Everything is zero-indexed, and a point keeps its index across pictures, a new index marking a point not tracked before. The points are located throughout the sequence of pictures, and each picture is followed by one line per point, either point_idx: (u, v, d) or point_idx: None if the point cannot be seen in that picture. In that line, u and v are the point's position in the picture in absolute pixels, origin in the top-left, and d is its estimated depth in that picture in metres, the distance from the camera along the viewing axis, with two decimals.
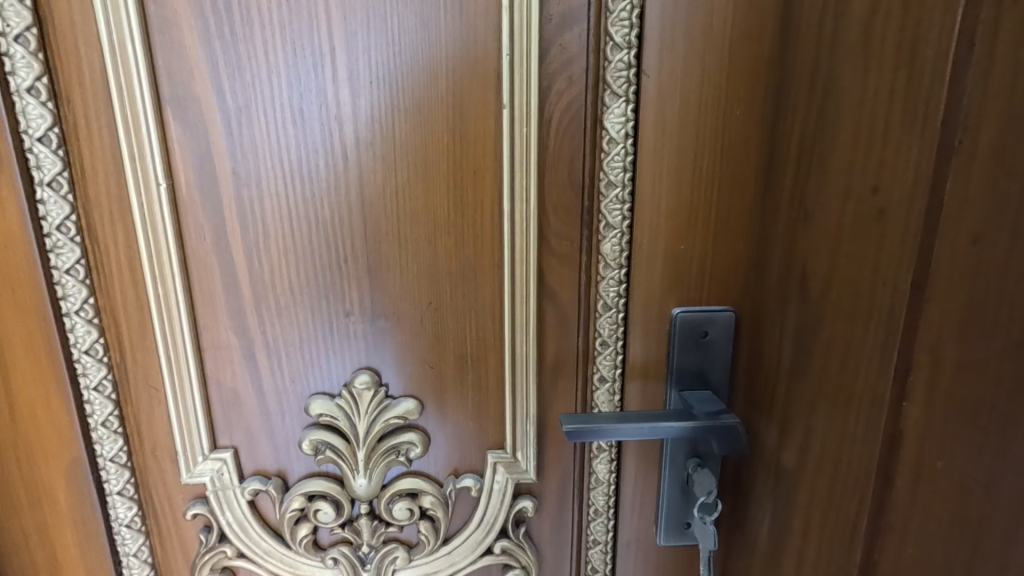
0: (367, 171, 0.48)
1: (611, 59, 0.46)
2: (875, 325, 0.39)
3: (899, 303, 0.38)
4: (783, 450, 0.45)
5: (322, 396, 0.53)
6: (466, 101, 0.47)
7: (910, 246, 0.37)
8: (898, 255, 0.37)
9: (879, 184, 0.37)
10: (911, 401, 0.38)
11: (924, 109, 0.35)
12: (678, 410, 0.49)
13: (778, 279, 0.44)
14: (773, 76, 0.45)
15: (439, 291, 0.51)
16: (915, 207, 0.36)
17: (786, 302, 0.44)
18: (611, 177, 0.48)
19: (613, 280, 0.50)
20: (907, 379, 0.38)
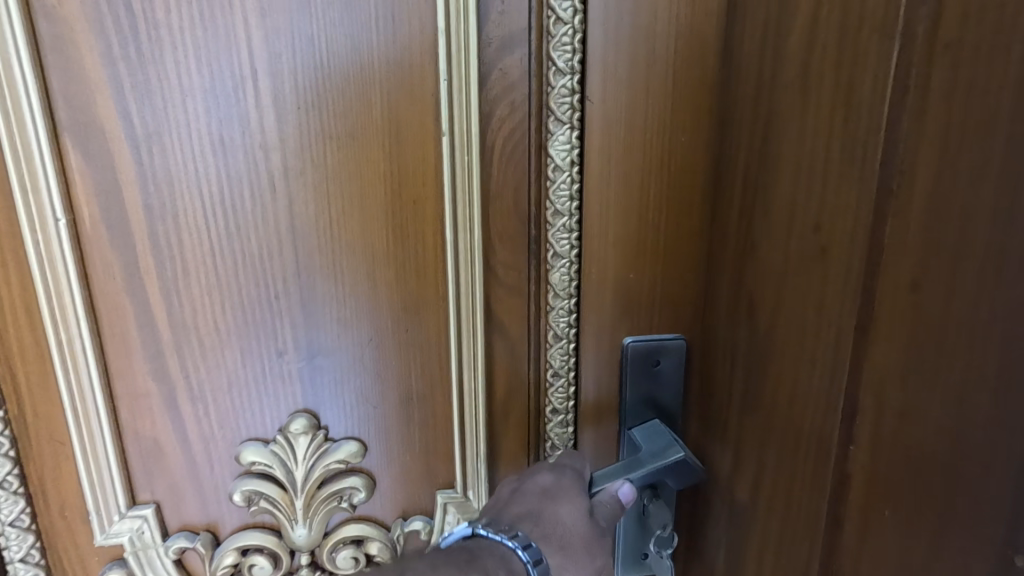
0: (297, 203, 0.44)
1: (554, 84, 0.44)
2: (821, 373, 0.35)
3: (843, 345, 0.34)
4: (737, 485, 0.44)
5: (255, 442, 0.49)
6: (403, 128, 0.44)
7: (853, 283, 0.33)
8: (842, 300, 0.33)
9: (821, 222, 0.35)
10: (858, 455, 0.33)
11: (863, 141, 0.31)
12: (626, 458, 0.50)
13: (725, 310, 0.45)
14: (716, 103, 0.45)
15: (381, 327, 0.48)
16: (856, 247, 0.32)
17: (736, 329, 0.44)
18: (558, 206, 0.47)
19: (563, 310, 0.49)
20: (853, 435, 0.33)
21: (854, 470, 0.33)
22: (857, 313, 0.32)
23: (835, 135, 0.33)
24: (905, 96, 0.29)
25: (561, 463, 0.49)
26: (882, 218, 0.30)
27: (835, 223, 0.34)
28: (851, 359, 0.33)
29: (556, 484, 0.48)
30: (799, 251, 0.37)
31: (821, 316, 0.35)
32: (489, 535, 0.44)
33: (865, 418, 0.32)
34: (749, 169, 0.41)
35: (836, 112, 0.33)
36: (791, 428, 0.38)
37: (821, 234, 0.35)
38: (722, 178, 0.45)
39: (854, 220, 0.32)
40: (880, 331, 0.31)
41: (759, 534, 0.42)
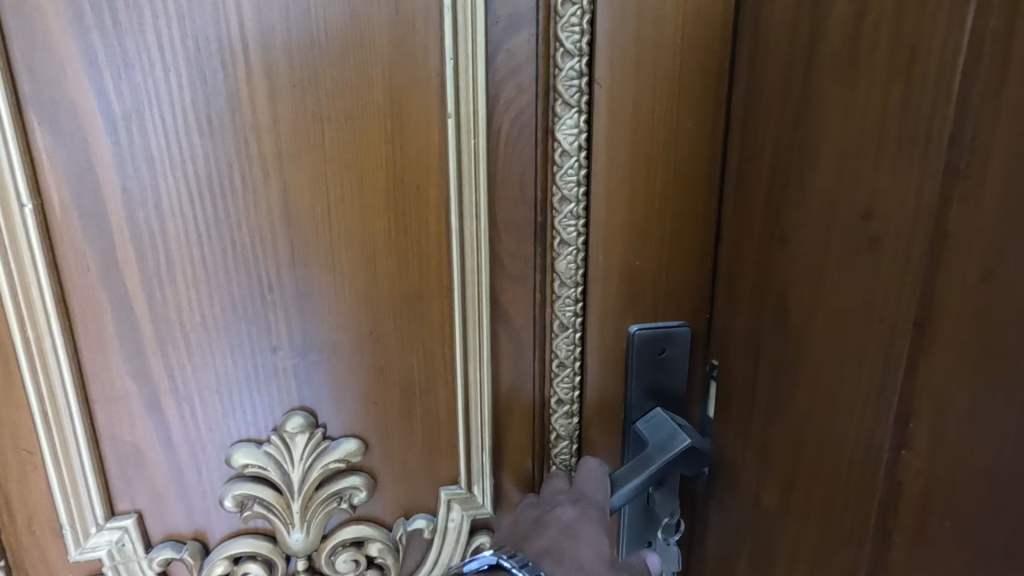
0: (292, 188, 0.42)
1: (562, 66, 0.43)
2: (870, 378, 0.32)
3: (898, 344, 0.31)
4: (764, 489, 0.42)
5: (248, 443, 0.46)
6: (404, 109, 0.42)
7: (913, 279, 0.30)
8: (900, 290, 0.30)
9: (873, 208, 0.32)
10: (912, 462, 0.31)
11: (928, 116, 0.28)
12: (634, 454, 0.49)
13: (745, 301, 0.44)
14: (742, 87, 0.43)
15: (382, 320, 0.46)
16: (917, 239, 0.29)
17: (761, 314, 0.42)
18: (565, 192, 0.46)
19: (569, 298, 0.48)
20: (907, 438, 0.31)
21: (908, 477, 0.31)
22: (917, 303, 0.30)
23: (893, 109, 0.30)
24: (981, 66, 0.26)
25: (581, 492, 0.48)
26: (950, 203, 0.28)
27: (889, 208, 0.31)
28: (906, 357, 0.30)
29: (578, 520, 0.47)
30: (842, 237, 0.34)
31: (869, 309, 0.32)
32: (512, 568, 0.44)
33: (923, 417, 0.30)
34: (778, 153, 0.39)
35: (896, 82, 0.30)
36: (834, 430, 0.35)
37: (871, 222, 0.32)
38: (746, 162, 0.43)
39: (916, 204, 0.29)
40: (944, 324, 0.28)
41: (766, 525, 0.41)
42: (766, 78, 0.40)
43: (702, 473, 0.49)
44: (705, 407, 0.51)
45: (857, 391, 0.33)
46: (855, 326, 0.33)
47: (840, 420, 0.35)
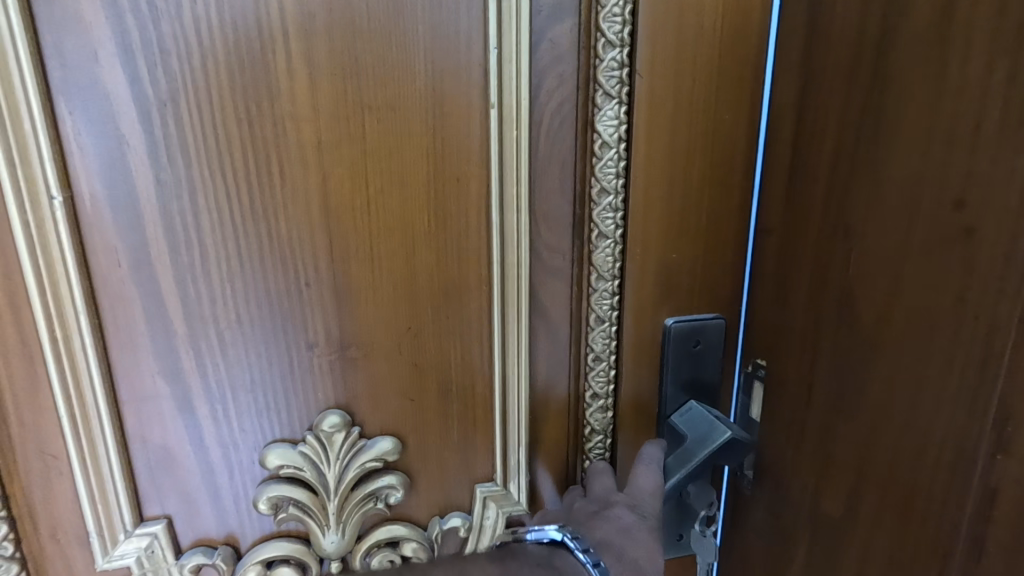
0: (332, 179, 0.40)
1: (603, 57, 0.42)
2: (963, 371, 0.33)
3: (997, 339, 0.31)
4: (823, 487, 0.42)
5: (282, 444, 0.45)
6: (446, 99, 0.41)
7: (1015, 273, 0.30)
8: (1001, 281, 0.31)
9: (966, 197, 0.32)
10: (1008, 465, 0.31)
11: None
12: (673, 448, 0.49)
13: (793, 294, 0.44)
14: (796, 86, 0.43)
15: (420, 315, 0.45)
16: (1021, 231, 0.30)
17: (821, 312, 0.42)
18: (604, 184, 0.45)
19: (607, 292, 0.48)
20: (1006, 443, 0.31)
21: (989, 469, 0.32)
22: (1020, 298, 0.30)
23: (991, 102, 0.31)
24: None
25: (637, 495, 0.46)
26: None
27: (985, 201, 0.31)
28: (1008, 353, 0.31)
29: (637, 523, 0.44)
30: (929, 231, 0.34)
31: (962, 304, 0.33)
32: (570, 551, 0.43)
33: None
34: (845, 147, 0.39)
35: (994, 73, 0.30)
36: (914, 423, 0.35)
37: (963, 212, 0.32)
38: (802, 158, 0.42)
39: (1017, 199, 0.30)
40: None
41: (832, 524, 0.42)
42: (829, 72, 0.40)
43: (747, 474, 0.50)
44: (749, 405, 0.50)
45: (940, 385, 0.34)
46: (943, 320, 0.34)
47: (927, 417, 0.35)
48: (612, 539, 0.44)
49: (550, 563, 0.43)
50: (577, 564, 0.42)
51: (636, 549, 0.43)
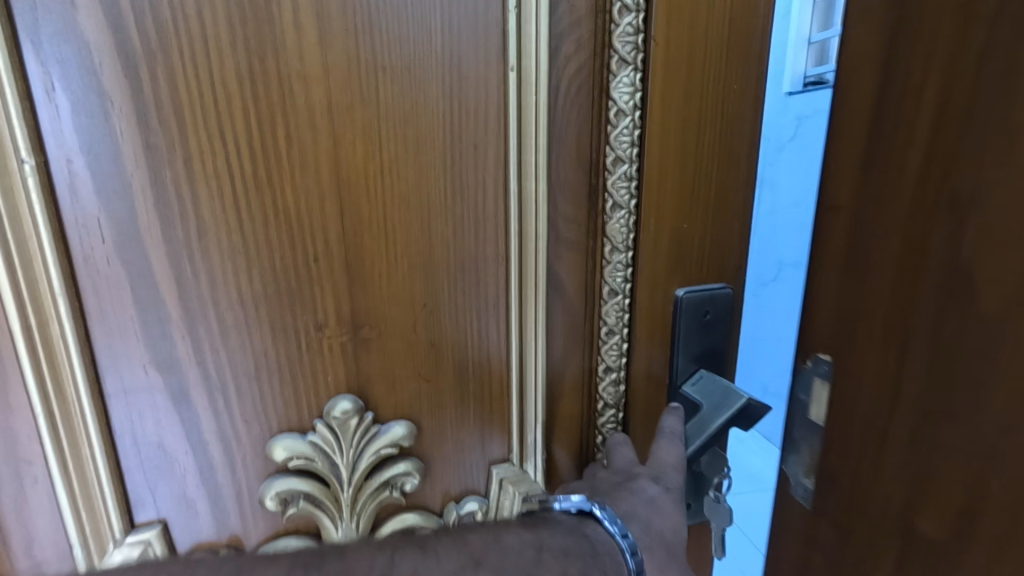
0: (343, 144, 0.38)
1: (619, 22, 0.41)
2: None
3: None
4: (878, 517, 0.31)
5: (291, 434, 0.41)
6: (464, 61, 0.39)
7: None
8: None
9: None
10: None
11: None
12: (689, 415, 0.49)
13: None
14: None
15: (437, 291, 0.43)
16: None
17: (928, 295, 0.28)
18: (619, 153, 0.44)
19: (621, 263, 0.47)
20: None
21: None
22: None
23: None
24: None
25: (661, 466, 0.46)
26: None
27: None
28: None
29: (661, 497, 0.44)
30: None
31: None
32: (601, 521, 0.42)
33: None
34: (953, 85, 0.25)
35: None
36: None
37: None
38: (888, 104, 0.28)
39: None
40: None
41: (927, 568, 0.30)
42: None
43: (803, 484, 0.36)
44: (808, 407, 0.35)
45: None
46: None
47: None
48: (637, 510, 0.44)
49: (580, 535, 0.41)
50: (606, 536, 0.41)
51: (661, 520, 0.44)
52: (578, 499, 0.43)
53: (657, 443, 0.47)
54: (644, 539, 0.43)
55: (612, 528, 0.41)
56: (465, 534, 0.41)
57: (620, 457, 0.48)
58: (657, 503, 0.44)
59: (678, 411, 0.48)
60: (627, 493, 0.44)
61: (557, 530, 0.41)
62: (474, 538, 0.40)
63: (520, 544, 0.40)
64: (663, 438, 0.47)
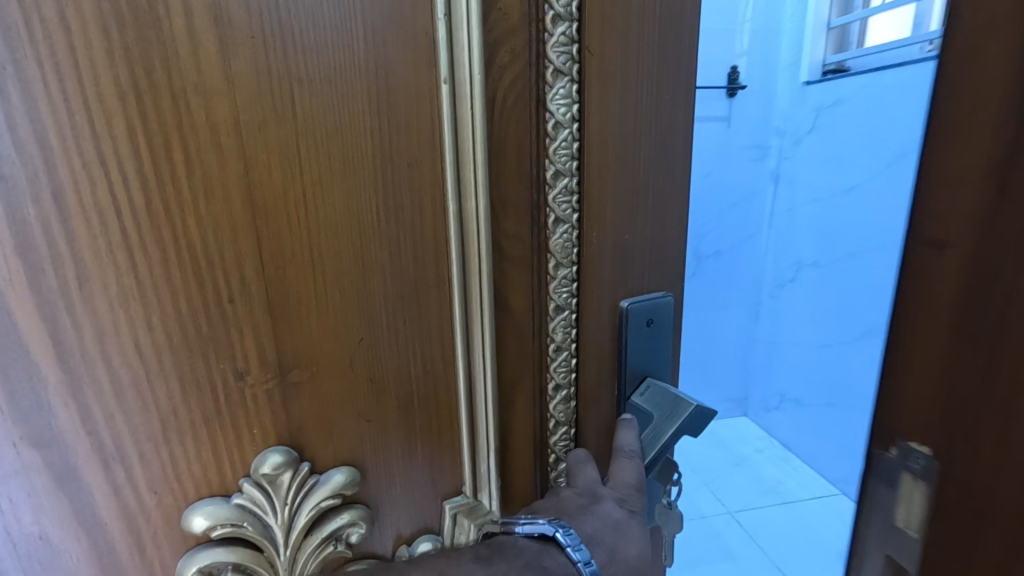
0: (257, 167, 0.33)
1: (553, 31, 0.40)
2: None
3: None
4: None
5: (212, 499, 0.36)
6: (392, 72, 0.36)
7: None
8: None
9: None
10: None
11: None
12: (643, 424, 0.50)
13: None
14: None
15: (375, 322, 0.39)
16: None
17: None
18: (559, 166, 0.42)
19: (565, 279, 0.45)
20: None
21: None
22: None
23: None
24: None
25: (625, 487, 0.46)
26: None
27: None
28: None
29: (625, 519, 0.45)
30: None
31: None
32: (564, 547, 0.41)
33: None
34: None
35: None
36: None
37: None
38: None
39: None
40: None
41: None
42: None
43: None
44: (891, 506, 0.29)
45: None
46: None
47: None
48: (602, 534, 0.43)
49: (541, 564, 0.40)
50: (567, 563, 0.40)
51: (624, 542, 0.44)
52: (545, 522, 0.42)
53: (614, 460, 0.47)
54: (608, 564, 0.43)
55: (575, 556, 0.40)
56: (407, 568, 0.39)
57: (583, 475, 0.47)
58: (621, 527, 0.44)
59: (632, 424, 0.49)
60: (588, 515, 0.44)
61: (513, 564, 0.39)
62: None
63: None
64: (621, 457, 0.47)
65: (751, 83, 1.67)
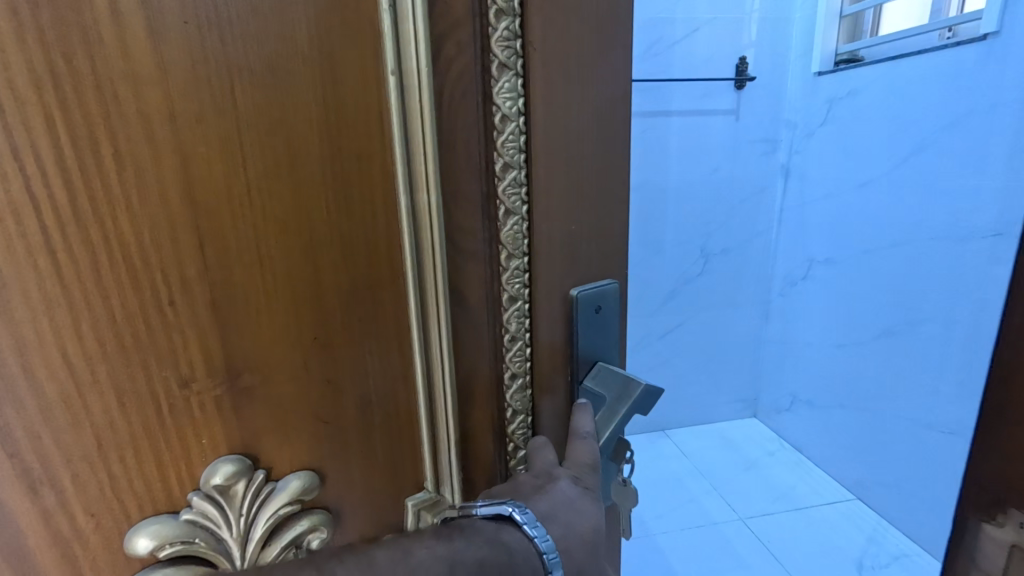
0: (196, 160, 0.31)
1: (496, 26, 0.40)
2: None
3: None
4: None
5: (159, 516, 0.34)
6: (338, 64, 0.35)
7: None
8: None
9: None
10: None
11: None
12: (597, 407, 0.52)
13: None
14: None
15: (329, 321, 0.38)
16: None
17: None
18: (507, 158, 0.43)
19: (518, 270, 0.46)
20: None
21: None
22: None
23: None
24: None
25: (579, 468, 0.48)
26: None
27: None
28: None
29: (579, 497, 0.47)
30: None
31: None
32: (520, 525, 0.41)
33: None
34: None
35: None
36: None
37: None
38: None
39: None
40: None
41: None
42: None
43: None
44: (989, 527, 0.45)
45: None
46: None
47: None
48: (557, 511, 0.45)
49: (499, 540, 0.40)
50: (524, 539, 0.41)
51: (578, 519, 0.46)
52: (502, 503, 0.42)
53: (571, 443, 0.50)
54: (564, 538, 0.44)
55: (531, 531, 0.41)
56: (371, 549, 0.38)
57: (540, 459, 0.48)
58: (575, 505, 0.46)
59: (586, 408, 0.51)
60: (546, 497, 0.45)
61: (472, 539, 0.39)
62: (381, 556, 0.37)
63: (432, 561, 0.37)
64: (576, 439, 0.49)
65: (760, 75, 1.82)
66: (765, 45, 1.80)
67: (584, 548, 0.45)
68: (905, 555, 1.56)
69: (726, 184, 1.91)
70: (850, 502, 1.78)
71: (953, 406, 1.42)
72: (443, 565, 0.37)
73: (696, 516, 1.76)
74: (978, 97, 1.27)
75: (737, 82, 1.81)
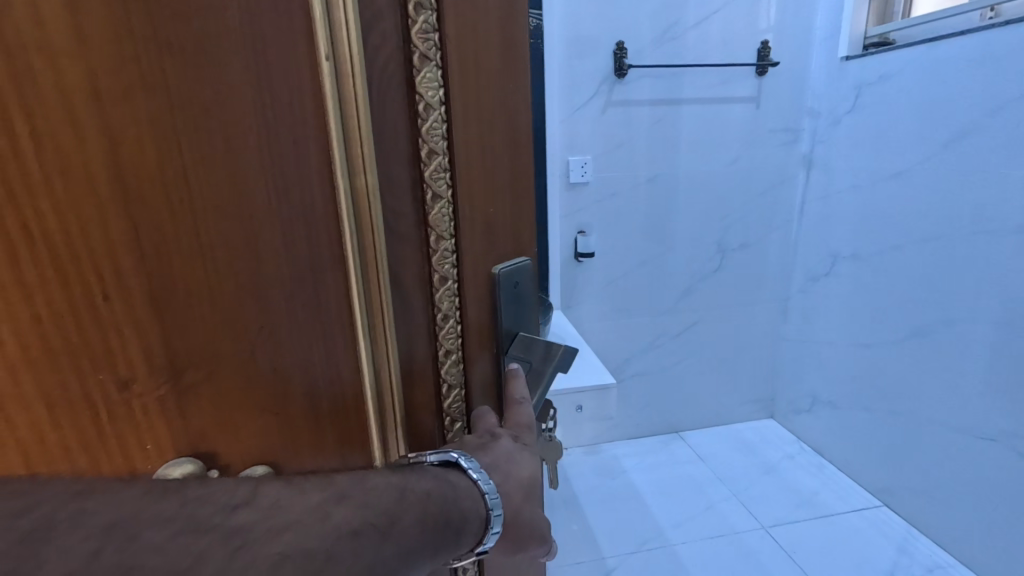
0: (126, 146, 0.31)
1: (416, 18, 0.41)
2: None
3: None
4: None
5: None
6: (270, 46, 0.34)
7: None
8: None
9: None
10: None
11: None
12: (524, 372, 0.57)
13: None
14: None
15: (272, 307, 0.38)
16: None
17: None
18: (432, 145, 0.44)
19: (448, 251, 0.48)
20: None
21: None
22: None
23: None
24: None
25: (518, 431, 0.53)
26: None
27: None
28: None
29: (518, 449, 0.51)
30: None
31: None
32: (465, 470, 0.44)
33: None
34: None
35: None
36: None
37: None
38: None
39: None
40: None
41: None
42: None
43: None
44: None
45: None
46: None
47: None
48: (496, 463, 0.49)
49: (446, 479, 0.42)
50: (469, 483, 0.44)
51: (516, 469, 0.50)
52: (449, 451, 0.45)
53: (510, 408, 0.54)
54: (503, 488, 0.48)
55: (474, 475, 0.44)
56: (331, 474, 0.37)
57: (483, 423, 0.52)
58: (513, 458, 0.50)
59: (520, 374, 0.55)
60: (485, 454, 0.49)
61: (422, 474, 0.41)
62: (339, 477, 0.37)
63: (385, 486, 0.38)
64: (514, 403, 0.54)
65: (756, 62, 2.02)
66: (784, 43, 2.04)
67: (518, 493, 0.50)
68: (936, 566, 1.74)
69: (735, 180, 2.17)
70: (866, 511, 2.00)
71: (979, 398, 1.60)
72: (393, 492, 0.37)
73: (707, 527, 1.95)
74: (995, 98, 1.48)
75: (755, 65, 2.03)
